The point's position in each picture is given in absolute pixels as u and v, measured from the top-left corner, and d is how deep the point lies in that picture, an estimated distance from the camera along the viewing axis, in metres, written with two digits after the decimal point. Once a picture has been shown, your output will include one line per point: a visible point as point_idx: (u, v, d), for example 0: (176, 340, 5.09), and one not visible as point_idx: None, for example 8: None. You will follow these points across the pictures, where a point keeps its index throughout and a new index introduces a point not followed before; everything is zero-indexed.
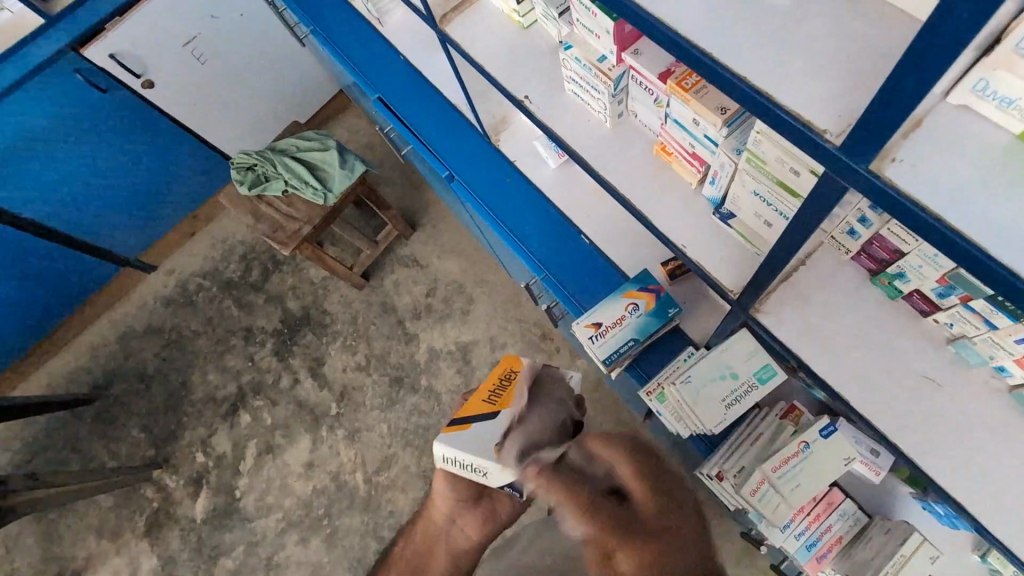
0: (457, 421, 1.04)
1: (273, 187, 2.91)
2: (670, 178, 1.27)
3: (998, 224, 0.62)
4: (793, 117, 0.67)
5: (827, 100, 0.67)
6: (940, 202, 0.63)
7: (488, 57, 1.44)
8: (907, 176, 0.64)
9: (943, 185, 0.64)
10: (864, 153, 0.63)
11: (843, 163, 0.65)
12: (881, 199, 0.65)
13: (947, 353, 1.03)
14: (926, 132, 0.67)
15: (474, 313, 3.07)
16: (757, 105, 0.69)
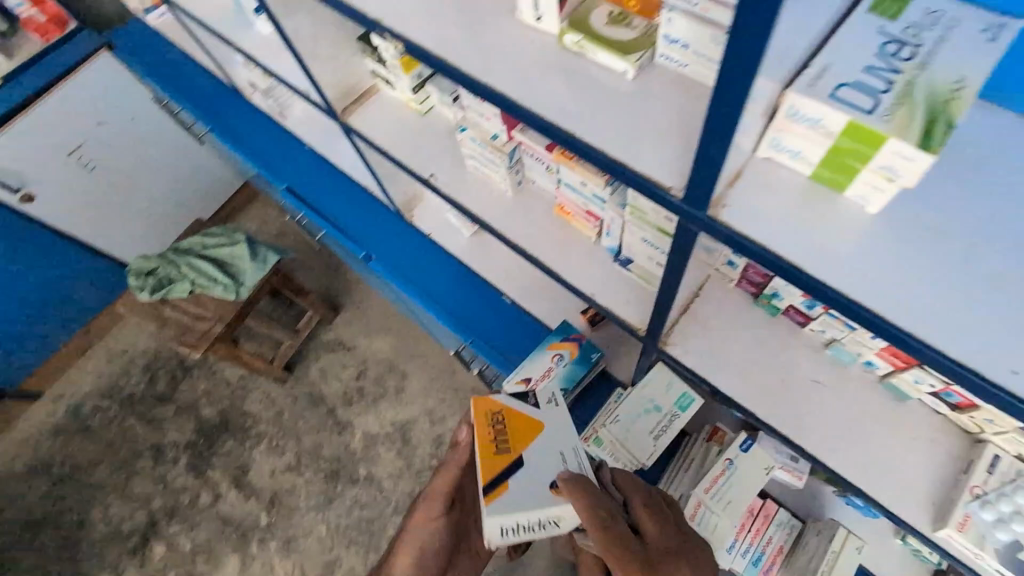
0: (493, 488, 1.03)
1: (177, 288, 2.77)
2: (572, 235, 1.39)
3: (821, 253, 0.72)
4: (644, 179, 0.78)
5: (669, 159, 0.79)
6: (769, 237, 0.74)
7: (392, 143, 1.54)
8: (740, 217, 0.75)
9: (771, 221, 0.75)
10: (701, 203, 0.75)
11: (688, 213, 0.77)
12: (725, 239, 0.76)
13: (825, 356, 1.16)
14: (745, 182, 0.78)
15: (409, 390, 3.00)
16: (615, 172, 0.80)
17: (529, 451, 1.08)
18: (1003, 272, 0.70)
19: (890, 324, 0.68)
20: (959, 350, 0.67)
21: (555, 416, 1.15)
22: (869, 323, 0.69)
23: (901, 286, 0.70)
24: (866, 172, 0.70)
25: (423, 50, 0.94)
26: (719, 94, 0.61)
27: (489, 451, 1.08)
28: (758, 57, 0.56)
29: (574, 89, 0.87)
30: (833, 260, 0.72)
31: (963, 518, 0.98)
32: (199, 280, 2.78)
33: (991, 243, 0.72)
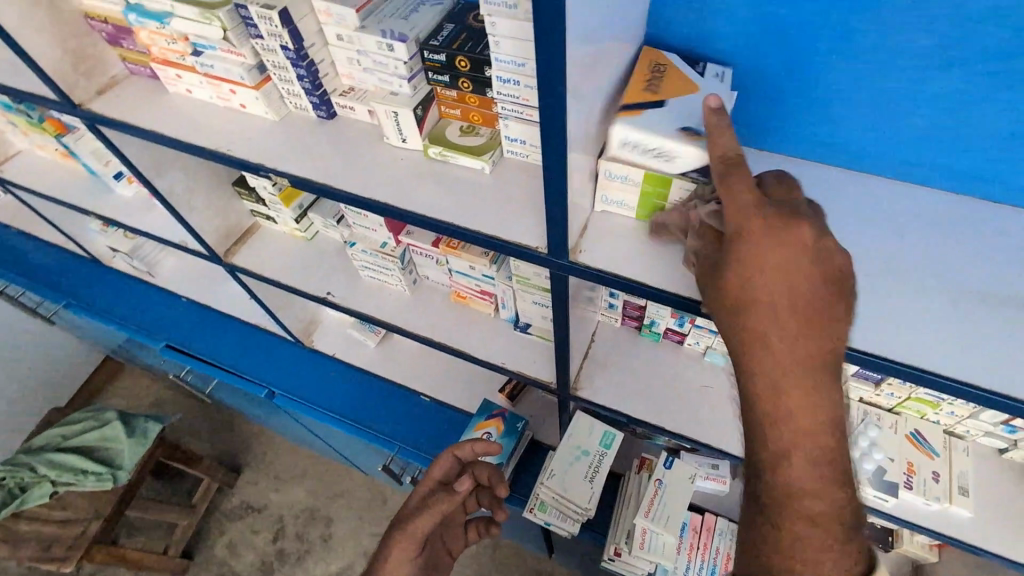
0: (632, 106, 0.91)
1: (35, 495, 2.35)
2: (472, 315, 1.52)
3: (663, 272, 0.92)
4: (513, 245, 0.96)
5: (530, 225, 0.97)
6: (619, 266, 0.93)
7: (280, 272, 1.60)
8: (598, 257, 0.94)
9: (624, 255, 0.94)
10: (562, 253, 0.93)
11: (556, 263, 0.95)
12: (588, 276, 0.94)
13: (707, 364, 1.38)
14: (594, 230, 0.98)
15: (337, 535, 2.75)
16: (491, 244, 0.97)
17: (680, 98, 0.92)
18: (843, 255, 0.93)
19: None
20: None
21: (721, 82, 0.97)
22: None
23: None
24: (670, 204, 0.93)
25: (306, 181, 1.08)
26: (548, 172, 0.81)
27: (637, 86, 0.94)
28: (568, 142, 0.77)
29: (443, 188, 1.05)
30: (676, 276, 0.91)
31: None
32: (63, 477, 2.39)
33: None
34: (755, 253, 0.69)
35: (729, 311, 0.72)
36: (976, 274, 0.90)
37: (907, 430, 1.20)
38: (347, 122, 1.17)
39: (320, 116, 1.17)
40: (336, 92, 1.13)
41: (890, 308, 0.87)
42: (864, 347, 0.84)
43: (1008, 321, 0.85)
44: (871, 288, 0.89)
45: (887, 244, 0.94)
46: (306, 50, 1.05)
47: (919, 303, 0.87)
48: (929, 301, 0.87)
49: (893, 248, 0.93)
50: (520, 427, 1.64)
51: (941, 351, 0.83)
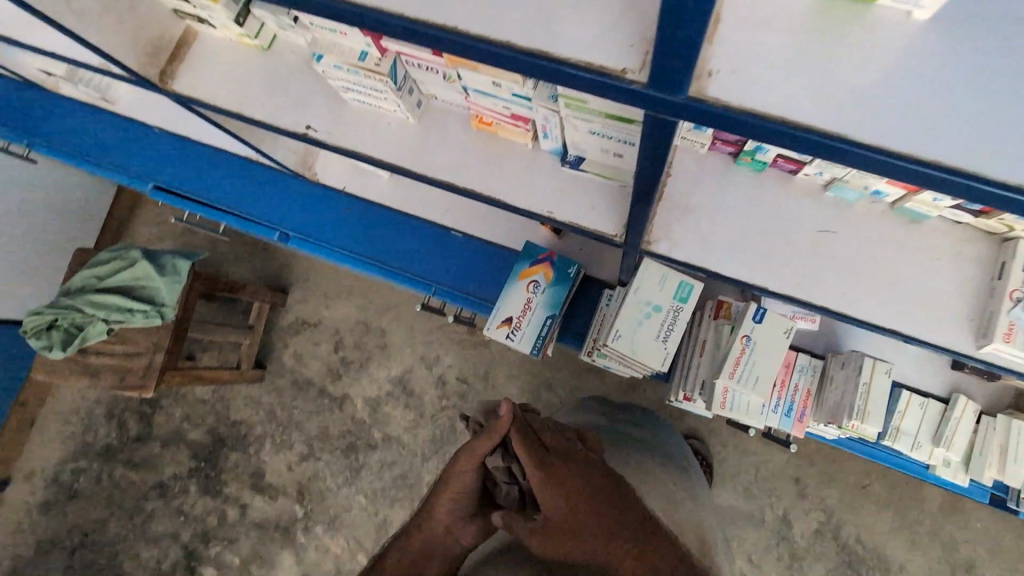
0: None
1: (92, 332, 2.35)
2: (502, 148, 1.12)
3: (851, 106, 0.50)
4: (584, 68, 0.53)
5: (602, 32, 0.53)
6: (774, 102, 0.50)
7: (241, 103, 1.18)
8: (730, 87, 0.51)
9: (774, 79, 0.51)
10: (681, 83, 0.49)
11: (662, 99, 0.52)
12: (716, 121, 0.52)
13: (827, 200, 1.00)
14: (726, 23, 0.52)
15: (393, 344, 2.80)
16: (541, 68, 0.55)
17: None
18: None
19: (1002, 185, 0.47)
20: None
21: None
22: (923, 178, 0.49)
23: (940, 120, 0.49)
24: None
25: None
26: None
27: None
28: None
29: None
30: (867, 117, 0.49)
31: (1010, 328, 0.90)
32: (112, 316, 2.36)
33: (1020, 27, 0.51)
34: (556, 474, 0.84)
35: (565, 546, 0.79)
36: None
37: None
38: None
39: None
40: None
41: None
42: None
43: None
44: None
45: None
46: None
47: None
48: None
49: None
50: (574, 272, 1.39)
51: None
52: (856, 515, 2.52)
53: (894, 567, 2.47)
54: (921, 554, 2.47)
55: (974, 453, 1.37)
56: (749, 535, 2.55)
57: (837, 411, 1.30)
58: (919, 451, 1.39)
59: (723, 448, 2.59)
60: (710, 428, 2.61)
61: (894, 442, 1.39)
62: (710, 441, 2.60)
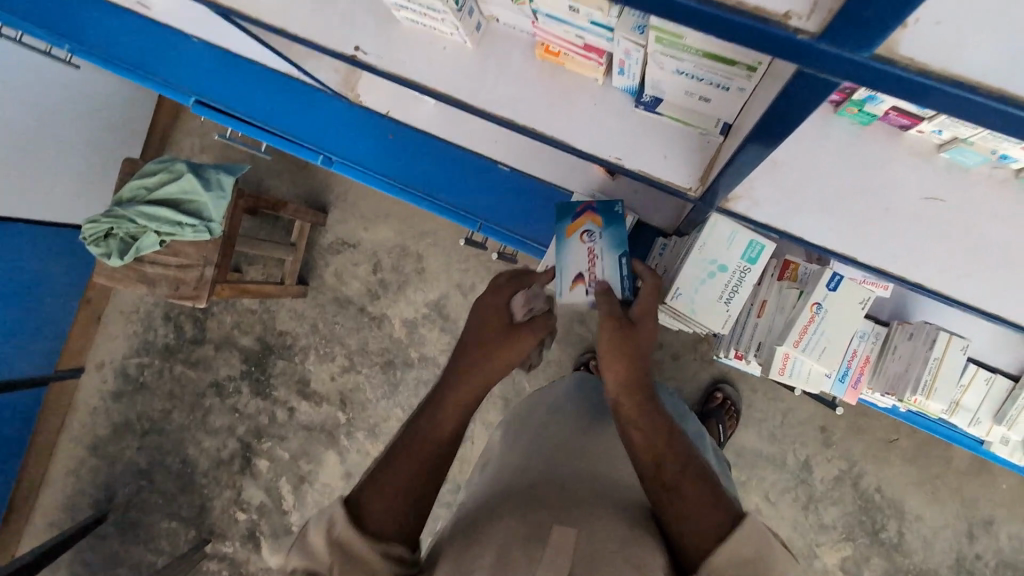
0: None
1: (145, 243, 2.42)
2: (567, 82, 1.02)
3: None
4: (733, 11, 0.42)
5: None
6: (989, 68, 0.42)
7: (282, 14, 1.07)
8: (940, 45, 0.42)
9: (999, 40, 0.42)
10: (870, 39, 0.39)
11: (829, 54, 0.42)
12: (906, 90, 0.43)
13: (939, 162, 0.88)
14: None
15: (430, 269, 2.81)
16: (676, 8, 0.44)
17: None
18: None
19: None
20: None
21: None
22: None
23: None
24: None
25: None
26: None
27: None
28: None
29: None
30: None
31: None
32: (163, 228, 2.40)
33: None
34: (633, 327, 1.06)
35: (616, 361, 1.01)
36: None
37: None
38: None
39: None
40: None
41: None
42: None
43: None
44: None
45: None
46: None
47: None
48: None
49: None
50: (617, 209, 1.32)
51: None
52: (880, 467, 2.53)
53: (911, 517, 2.50)
54: (938, 508, 2.49)
55: None
56: (768, 475, 2.59)
57: (899, 383, 1.25)
58: (976, 427, 1.34)
59: (752, 393, 2.59)
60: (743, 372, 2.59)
61: (952, 415, 1.33)
62: (742, 386, 2.59)
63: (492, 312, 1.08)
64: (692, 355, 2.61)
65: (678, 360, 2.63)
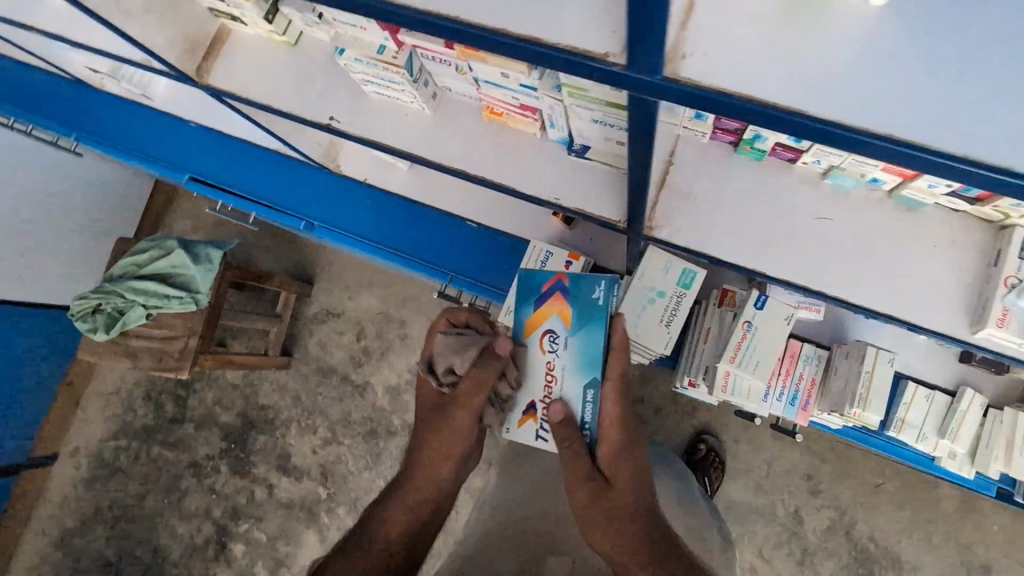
0: None
1: (132, 317, 2.48)
2: (511, 138, 1.18)
3: (843, 91, 0.52)
4: (565, 51, 0.55)
5: (583, 18, 0.55)
6: (767, 90, 0.52)
7: (267, 94, 1.26)
8: (724, 74, 0.53)
9: (739, 56, 0.54)
10: (656, 64, 0.51)
11: (637, 81, 0.54)
12: (709, 106, 0.54)
13: (825, 187, 1.03)
14: (702, 23, 0.54)
15: (413, 334, 2.87)
16: (524, 52, 0.57)
17: None
18: None
19: (991, 167, 0.49)
20: (982, 149, 0.49)
21: None
22: (891, 154, 0.52)
23: (898, 93, 0.51)
24: None
25: None
26: None
27: None
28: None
29: None
30: (860, 99, 0.52)
31: (1002, 314, 0.89)
32: (151, 301, 2.49)
33: (989, 9, 0.53)
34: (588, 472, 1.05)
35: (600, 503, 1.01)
36: None
37: None
38: None
39: None
40: None
41: None
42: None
43: None
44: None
45: None
46: None
47: None
48: None
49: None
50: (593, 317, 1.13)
51: None
52: (869, 514, 2.49)
53: (908, 567, 2.44)
54: (934, 557, 2.44)
55: (980, 444, 1.36)
56: (761, 530, 2.53)
57: (841, 399, 1.31)
58: (924, 443, 1.40)
59: (735, 443, 2.58)
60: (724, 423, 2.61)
61: (898, 432, 1.40)
62: (724, 438, 2.59)
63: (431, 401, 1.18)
64: (672, 408, 2.64)
65: (659, 414, 2.65)
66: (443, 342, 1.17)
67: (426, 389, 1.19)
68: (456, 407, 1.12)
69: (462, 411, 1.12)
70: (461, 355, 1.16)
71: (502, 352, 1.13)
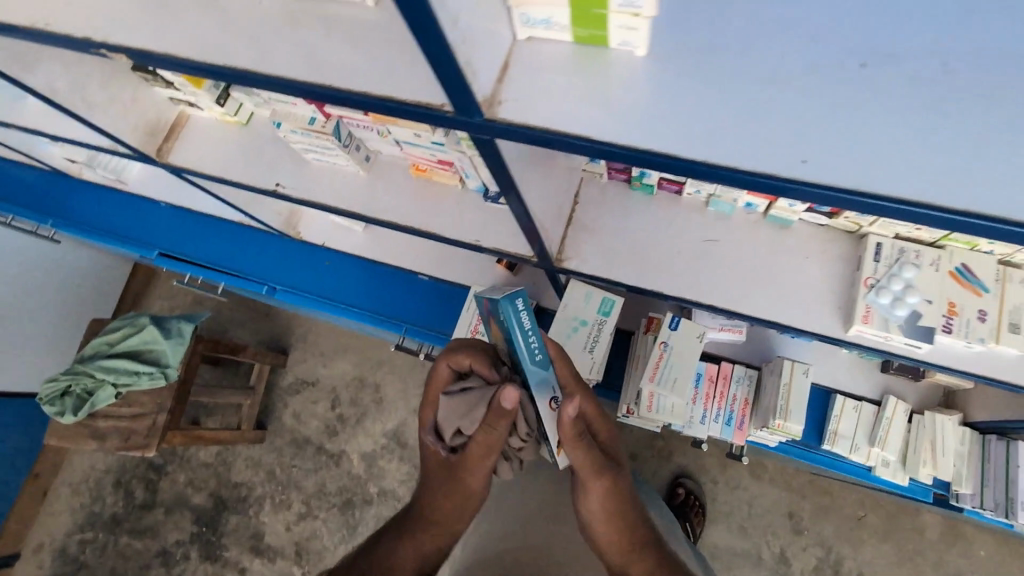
0: None
1: (100, 397, 2.26)
2: (437, 190, 1.32)
3: (640, 118, 0.58)
4: (414, 105, 0.67)
5: (421, 83, 0.66)
6: (571, 125, 0.60)
7: (222, 168, 1.41)
8: (534, 113, 0.60)
9: (546, 97, 0.61)
10: (470, 108, 0.59)
11: (465, 124, 0.62)
12: (529, 140, 0.61)
13: (710, 214, 1.16)
14: (515, 72, 0.62)
15: (388, 397, 2.76)
16: (385, 107, 0.69)
17: None
18: (855, 42, 0.56)
19: (775, 176, 0.54)
20: (763, 160, 0.54)
21: None
22: (691, 171, 0.57)
23: (688, 116, 0.57)
24: (616, 21, 0.57)
25: (147, 57, 0.77)
26: (409, 16, 0.48)
27: None
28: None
29: (320, 42, 0.72)
30: (654, 123, 0.58)
31: (867, 310, 0.99)
32: (120, 379, 2.28)
33: (769, 31, 0.58)
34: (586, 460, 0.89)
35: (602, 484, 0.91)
36: None
37: (951, 266, 1.00)
38: None
39: None
40: None
41: (916, 125, 0.53)
42: (863, 187, 0.52)
43: None
44: (914, 91, 0.54)
45: (946, 26, 0.56)
46: None
47: (936, 119, 0.53)
48: (996, 108, 0.52)
49: (969, 26, 0.56)
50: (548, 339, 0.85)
51: (963, 181, 0.50)
52: (855, 549, 2.37)
53: None
54: None
55: (909, 450, 1.40)
56: None
57: (767, 414, 1.37)
58: (858, 453, 1.43)
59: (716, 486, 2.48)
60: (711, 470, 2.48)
61: (833, 445, 1.43)
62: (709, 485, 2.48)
63: (436, 461, 0.92)
64: (650, 454, 2.56)
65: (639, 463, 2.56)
66: (442, 399, 0.88)
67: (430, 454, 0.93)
68: (468, 474, 0.87)
69: (473, 478, 0.88)
70: (462, 414, 0.87)
71: (511, 405, 0.78)
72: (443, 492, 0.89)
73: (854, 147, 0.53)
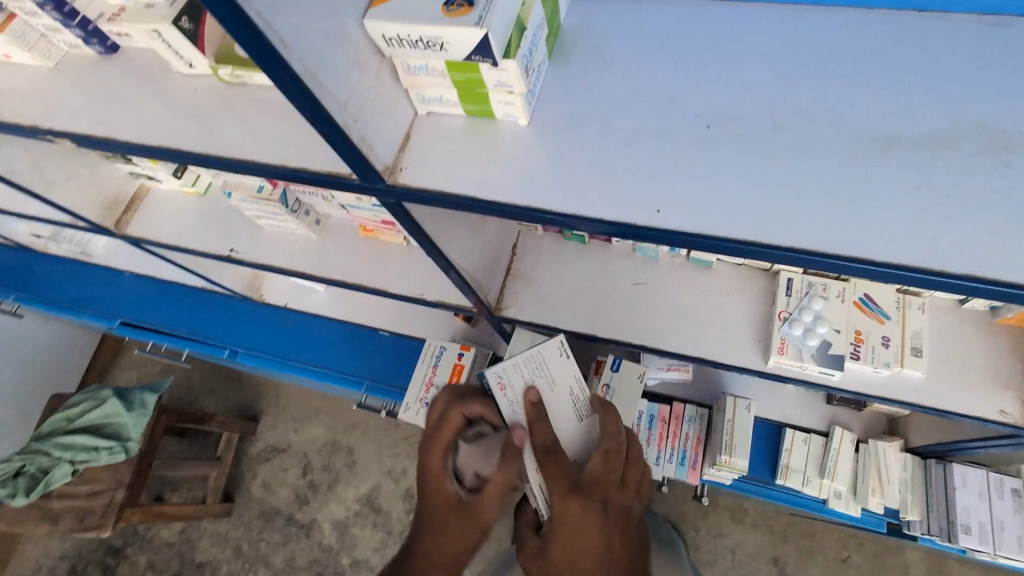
0: None
1: (55, 477, 2.09)
2: (384, 249, 1.39)
3: (522, 179, 0.67)
4: (327, 175, 0.74)
5: (334, 158, 0.74)
6: (462, 187, 0.68)
7: (179, 236, 1.46)
8: (432, 177, 0.68)
9: (441, 164, 0.69)
10: (372, 176, 0.67)
11: (371, 189, 0.70)
12: (429, 201, 0.69)
13: (638, 258, 1.23)
14: (415, 144, 0.71)
15: (361, 461, 2.63)
16: (303, 179, 0.76)
17: None
18: (699, 108, 0.67)
19: (635, 226, 0.63)
20: (623, 212, 0.63)
21: None
22: (568, 224, 0.66)
23: (562, 176, 0.66)
24: (493, 98, 0.66)
25: (92, 141, 0.84)
26: (298, 106, 0.56)
27: None
28: (311, 75, 0.55)
29: (250, 124, 0.80)
30: (534, 182, 0.67)
31: (782, 342, 1.06)
32: (78, 456, 2.11)
33: (626, 103, 0.69)
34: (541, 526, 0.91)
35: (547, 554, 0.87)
36: (893, 116, 0.63)
37: (856, 296, 1.08)
38: (140, 50, 0.91)
39: (100, 52, 0.90)
40: (102, 18, 0.83)
41: (749, 177, 0.62)
42: (706, 230, 0.61)
43: (884, 167, 0.61)
44: (746, 146, 0.64)
45: (773, 91, 0.66)
46: (68, 3, 0.81)
47: (765, 170, 0.62)
48: (816, 157, 0.62)
49: (792, 89, 0.66)
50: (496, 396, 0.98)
51: (787, 223, 0.60)
52: None
53: None
54: None
55: (858, 480, 1.43)
56: None
57: (716, 449, 1.40)
58: (810, 487, 1.45)
59: (699, 537, 2.26)
60: (709, 523, 2.26)
61: (786, 479, 1.45)
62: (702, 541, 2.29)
63: (444, 500, 0.95)
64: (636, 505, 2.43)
65: None
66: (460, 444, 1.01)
67: (439, 498, 0.95)
68: (479, 509, 0.94)
69: (488, 512, 0.94)
70: (481, 458, 1.00)
71: (520, 444, 0.93)
72: (457, 526, 0.93)
73: (698, 198, 0.62)
